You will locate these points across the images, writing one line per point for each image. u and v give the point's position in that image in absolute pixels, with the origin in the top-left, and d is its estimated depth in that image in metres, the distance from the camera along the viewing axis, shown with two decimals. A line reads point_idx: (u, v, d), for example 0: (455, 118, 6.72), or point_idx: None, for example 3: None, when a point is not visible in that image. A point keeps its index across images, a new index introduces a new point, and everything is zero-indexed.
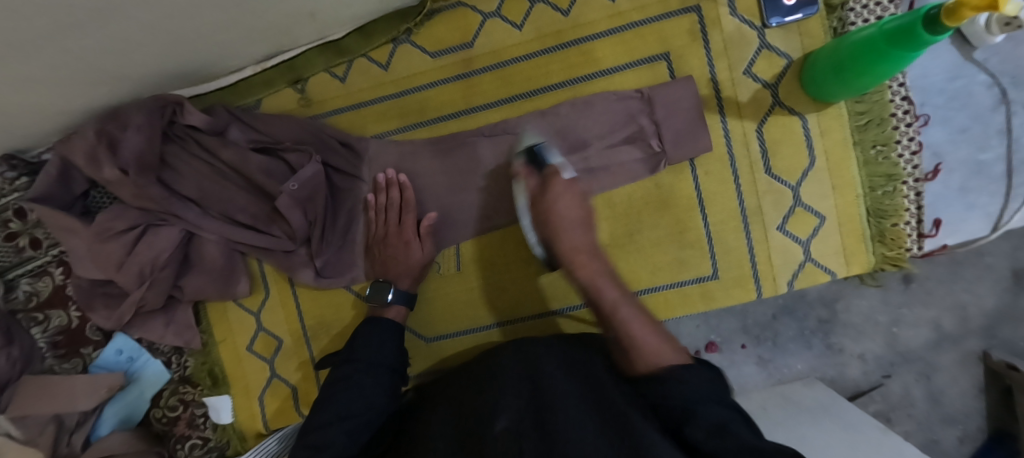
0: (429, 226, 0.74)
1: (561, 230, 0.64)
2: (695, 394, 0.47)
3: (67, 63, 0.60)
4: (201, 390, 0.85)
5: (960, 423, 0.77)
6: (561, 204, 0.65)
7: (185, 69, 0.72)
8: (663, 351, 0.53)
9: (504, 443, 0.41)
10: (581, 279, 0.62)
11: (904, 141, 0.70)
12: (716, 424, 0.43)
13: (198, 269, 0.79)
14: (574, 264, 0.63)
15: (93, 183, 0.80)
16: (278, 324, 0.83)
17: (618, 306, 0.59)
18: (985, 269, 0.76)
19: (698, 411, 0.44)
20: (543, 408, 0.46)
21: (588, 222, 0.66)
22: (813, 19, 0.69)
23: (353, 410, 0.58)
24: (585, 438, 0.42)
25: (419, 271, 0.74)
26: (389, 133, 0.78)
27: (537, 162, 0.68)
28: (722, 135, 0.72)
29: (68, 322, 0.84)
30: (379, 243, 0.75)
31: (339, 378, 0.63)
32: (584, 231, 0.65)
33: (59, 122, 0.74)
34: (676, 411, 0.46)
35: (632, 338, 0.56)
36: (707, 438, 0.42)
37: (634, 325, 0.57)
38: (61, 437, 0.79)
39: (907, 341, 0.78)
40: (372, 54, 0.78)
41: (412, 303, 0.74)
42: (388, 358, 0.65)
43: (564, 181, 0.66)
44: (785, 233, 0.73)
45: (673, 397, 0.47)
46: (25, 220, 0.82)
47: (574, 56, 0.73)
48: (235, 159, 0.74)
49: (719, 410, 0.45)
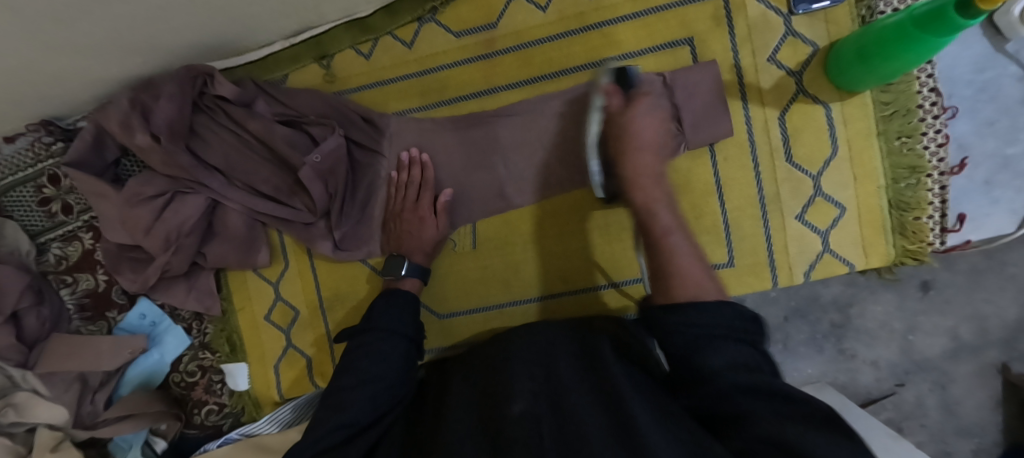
0: (445, 202, 0.76)
1: (630, 149, 0.63)
2: (720, 328, 0.48)
3: (107, 30, 0.62)
4: (219, 356, 0.87)
5: (976, 435, 0.76)
6: (639, 127, 0.63)
7: (216, 41, 0.74)
8: (704, 283, 0.55)
9: (525, 425, 0.43)
10: (641, 199, 0.62)
11: (930, 133, 0.69)
12: (737, 362, 0.46)
13: (222, 237, 0.81)
14: (636, 188, 0.62)
15: (125, 152, 0.83)
16: (296, 294, 0.84)
17: (670, 232, 0.60)
18: (1009, 279, 0.74)
19: (718, 348, 0.46)
20: (556, 395, 0.47)
21: (661, 152, 0.65)
22: (840, 7, 0.68)
23: (373, 374, 0.60)
24: (592, 417, 0.43)
25: (431, 246, 0.75)
26: (410, 110, 0.79)
27: (624, 83, 0.66)
28: (743, 121, 0.72)
29: (95, 285, 0.87)
30: (396, 216, 0.76)
31: (359, 345, 0.64)
32: (655, 156, 0.64)
33: (95, 90, 0.77)
34: (699, 341, 0.48)
35: (672, 266, 0.57)
36: (729, 371, 0.45)
37: (680, 254, 0.58)
38: (85, 395, 0.82)
39: (923, 349, 0.76)
40: (397, 32, 0.79)
41: (425, 277, 0.75)
42: (400, 322, 0.66)
43: (648, 102, 0.64)
44: (804, 222, 0.72)
45: (691, 330, 0.49)
46: (59, 185, 0.85)
47: (595, 39, 0.73)
48: (261, 130, 0.75)
49: (739, 349, 0.47)
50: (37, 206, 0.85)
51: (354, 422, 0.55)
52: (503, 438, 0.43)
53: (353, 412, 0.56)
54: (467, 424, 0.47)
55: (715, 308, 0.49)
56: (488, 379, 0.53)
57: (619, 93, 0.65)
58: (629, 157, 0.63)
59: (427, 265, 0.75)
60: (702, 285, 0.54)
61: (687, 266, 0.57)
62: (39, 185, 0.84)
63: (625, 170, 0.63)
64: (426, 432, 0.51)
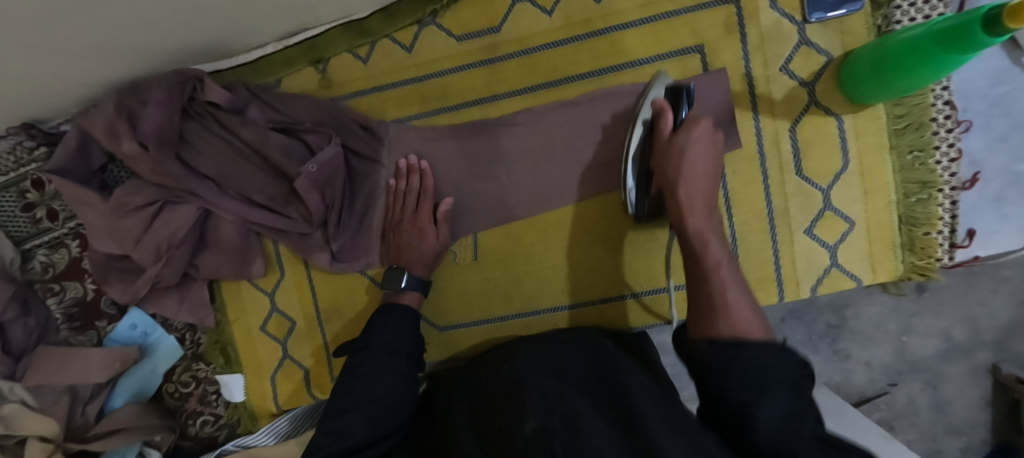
0: (446, 211, 0.73)
1: (682, 175, 0.60)
2: (779, 372, 0.46)
3: (88, 34, 0.59)
4: (213, 368, 0.85)
5: (965, 434, 0.76)
6: (694, 154, 0.60)
7: (205, 44, 0.71)
8: (751, 323, 0.51)
9: (538, 444, 0.43)
10: (691, 227, 0.59)
11: (943, 147, 0.67)
12: (790, 413, 0.44)
13: (215, 247, 0.79)
14: (687, 211, 0.60)
15: (112, 157, 0.80)
16: (292, 305, 0.82)
17: (720, 266, 0.56)
18: (1001, 282, 0.73)
19: (772, 394, 0.44)
20: (570, 413, 0.46)
21: (712, 198, 0.61)
22: (856, 16, 0.66)
23: (374, 394, 0.59)
24: (609, 444, 0.43)
25: (432, 258, 0.73)
26: (409, 118, 0.77)
27: (679, 102, 0.64)
28: (752, 133, 0.70)
29: (83, 294, 0.84)
30: (394, 228, 0.74)
31: (355, 365, 0.63)
32: (708, 184, 0.61)
33: (77, 94, 0.74)
34: (748, 385, 0.46)
35: (723, 302, 0.53)
36: (783, 424, 0.43)
37: (730, 289, 0.54)
38: (76, 407, 0.80)
39: (916, 350, 0.76)
40: (396, 35, 0.75)
41: (425, 289, 0.72)
42: (405, 338, 0.66)
43: (705, 127, 0.61)
44: (812, 236, 0.71)
45: (744, 371, 0.46)
46: (43, 191, 0.81)
47: (603, 45, 0.71)
48: (255, 138, 0.73)
49: (793, 398, 0.45)
50: (21, 212, 0.82)
51: (363, 441, 0.55)
52: None
53: (359, 434, 0.55)
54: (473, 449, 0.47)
55: (768, 351, 0.47)
56: (497, 399, 0.52)
57: (671, 114, 0.63)
58: (680, 183, 0.60)
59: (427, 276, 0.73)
60: (750, 325, 0.51)
61: (736, 304, 0.53)
62: (23, 190, 0.81)
63: (678, 196, 0.60)
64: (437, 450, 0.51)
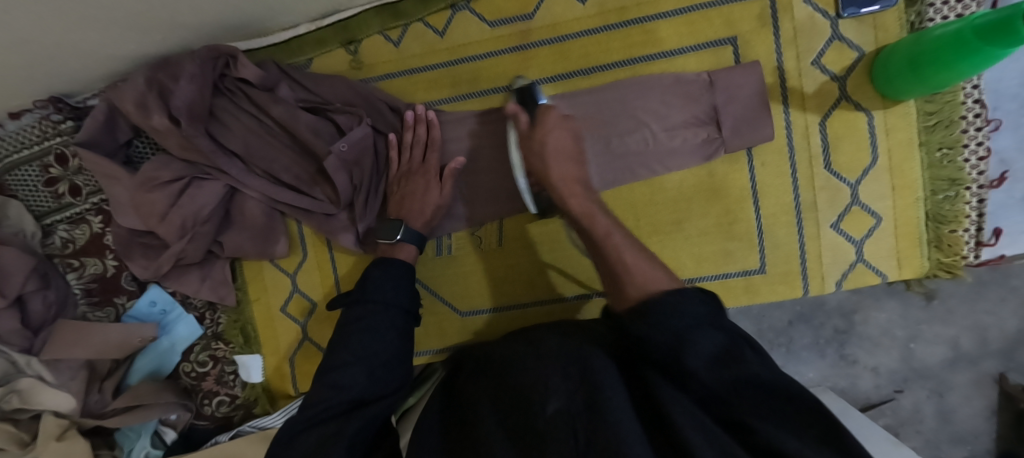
0: (455, 169, 0.71)
1: (550, 162, 0.63)
2: (692, 316, 0.42)
3: (122, 7, 0.59)
4: (232, 347, 0.85)
5: (968, 443, 0.76)
6: (554, 140, 0.64)
7: (239, 21, 0.71)
8: (654, 276, 0.50)
9: (562, 426, 0.41)
10: (577, 208, 0.61)
11: (972, 145, 0.67)
12: (717, 352, 0.40)
13: (240, 226, 0.79)
14: (568, 193, 0.62)
15: (138, 132, 0.80)
16: (313, 286, 0.82)
17: (610, 233, 0.57)
18: (1010, 291, 0.73)
19: (692, 341, 0.40)
20: (592, 389, 0.44)
21: (588, 187, 0.63)
22: (890, 12, 0.66)
23: (355, 391, 0.54)
24: (629, 415, 0.41)
25: (432, 212, 0.71)
26: (438, 102, 0.77)
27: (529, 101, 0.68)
28: (783, 125, 0.70)
29: (103, 270, 0.84)
30: (400, 181, 0.73)
31: (350, 320, 0.61)
32: (577, 164, 0.64)
33: (109, 68, 0.74)
34: (669, 338, 0.41)
35: (622, 266, 0.53)
36: (711, 367, 0.39)
37: (625, 251, 0.54)
38: (92, 384, 0.80)
39: (924, 357, 0.76)
40: (429, 19, 0.76)
41: (423, 243, 0.71)
42: (398, 314, 0.61)
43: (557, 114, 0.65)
44: (839, 231, 0.71)
45: (661, 325, 0.42)
46: (67, 166, 0.81)
47: (636, 34, 0.71)
48: (285, 116, 0.72)
49: (716, 337, 0.41)
50: (44, 186, 0.81)
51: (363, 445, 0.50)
52: (541, 445, 0.41)
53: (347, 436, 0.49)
54: (501, 429, 0.45)
55: (674, 298, 0.43)
56: (511, 381, 0.50)
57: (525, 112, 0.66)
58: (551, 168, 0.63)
59: (425, 231, 0.71)
60: (652, 279, 0.50)
61: (634, 264, 0.53)
62: (45, 164, 0.81)
63: (552, 179, 0.63)
64: (459, 424, 0.51)
